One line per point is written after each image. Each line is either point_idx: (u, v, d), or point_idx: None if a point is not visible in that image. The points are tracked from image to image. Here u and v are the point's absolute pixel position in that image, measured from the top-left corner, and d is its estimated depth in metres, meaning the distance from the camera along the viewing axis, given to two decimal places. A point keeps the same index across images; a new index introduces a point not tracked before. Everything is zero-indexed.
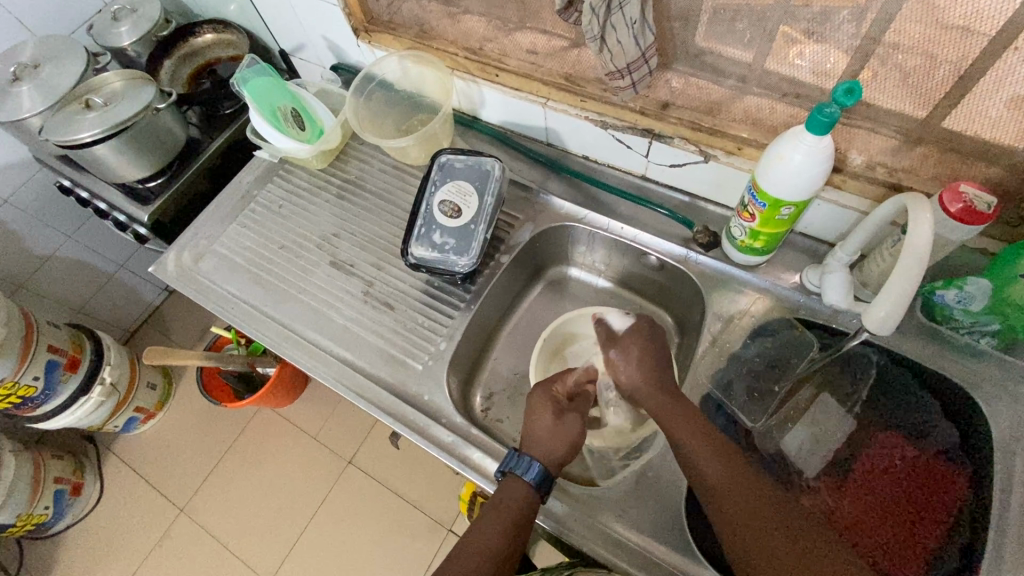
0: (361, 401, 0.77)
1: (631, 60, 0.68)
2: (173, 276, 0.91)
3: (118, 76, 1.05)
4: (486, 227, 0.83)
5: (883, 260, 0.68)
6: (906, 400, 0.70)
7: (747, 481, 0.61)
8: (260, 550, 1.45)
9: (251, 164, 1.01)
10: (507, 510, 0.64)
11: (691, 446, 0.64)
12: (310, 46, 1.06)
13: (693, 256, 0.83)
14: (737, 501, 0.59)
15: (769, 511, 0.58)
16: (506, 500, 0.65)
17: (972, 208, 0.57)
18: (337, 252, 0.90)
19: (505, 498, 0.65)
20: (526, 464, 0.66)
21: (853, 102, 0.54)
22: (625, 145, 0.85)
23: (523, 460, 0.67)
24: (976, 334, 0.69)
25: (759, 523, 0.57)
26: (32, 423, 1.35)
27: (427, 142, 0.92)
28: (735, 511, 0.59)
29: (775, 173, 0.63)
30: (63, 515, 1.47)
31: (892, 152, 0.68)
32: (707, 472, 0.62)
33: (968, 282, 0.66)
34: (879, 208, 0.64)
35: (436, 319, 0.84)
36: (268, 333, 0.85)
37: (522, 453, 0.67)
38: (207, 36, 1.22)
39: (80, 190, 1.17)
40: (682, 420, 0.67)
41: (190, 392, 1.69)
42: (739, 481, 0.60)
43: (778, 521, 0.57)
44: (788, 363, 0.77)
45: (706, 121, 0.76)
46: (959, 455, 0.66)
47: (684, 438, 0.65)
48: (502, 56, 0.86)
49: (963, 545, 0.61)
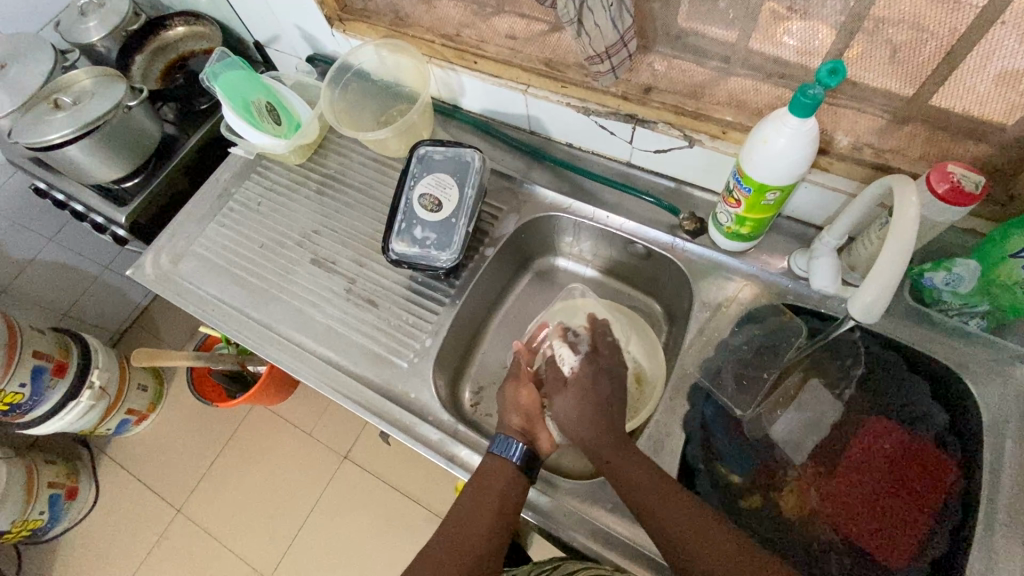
0: (346, 400, 0.77)
1: (609, 44, 0.66)
2: (152, 280, 0.89)
3: (88, 73, 1.01)
4: (468, 220, 0.81)
5: (871, 244, 0.66)
6: (897, 383, 0.69)
7: (679, 503, 0.61)
8: (259, 548, 1.45)
9: (228, 161, 0.99)
10: (490, 485, 0.65)
11: (626, 474, 0.63)
12: (284, 36, 1.03)
13: (680, 244, 0.82)
14: (677, 527, 0.59)
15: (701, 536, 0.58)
16: (488, 475, 0.66)
17: (960, 189, 0.56)
18: (318, 249, 0.88)
19: (486, 473, 0.66)
20: (505, 443, 0.67)
21: (836, 83, 0.52)
22: (608, 131, 0.83)
23: (500, 438, 0.68)
24: (965, 316, 0.68)
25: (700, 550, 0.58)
26: (22, 429, 1.34)
27: (406, 133, 0.90)
28: (675, 537, 0.59)
29: (759, 157, 0.61)
30: (59, 519, 1.47)
31: (879, 132, 0.66)
32: (642, 497, 0.62)
33: (957, 264, 0.64)
34: (865, 190, 0.62)
35: (420, 315, 0.82)
36: (251, 335, 0.83)
37: (501, 433, 0.68)
38: (179, 29, 1.19)
39: (56, 192, 1.15)
40: (608, 447, 0.66)
41: (182, 392, 1.67)
42: (670, 502, 0.61)
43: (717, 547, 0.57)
44: (776, 350, 0.75)
45: (690, 105, 0.74)
46: (949, 438, 0.66)
47: (611, 462, 0.65)
48: (481, 42, 0.83)
49: (953, 525, 0.62)
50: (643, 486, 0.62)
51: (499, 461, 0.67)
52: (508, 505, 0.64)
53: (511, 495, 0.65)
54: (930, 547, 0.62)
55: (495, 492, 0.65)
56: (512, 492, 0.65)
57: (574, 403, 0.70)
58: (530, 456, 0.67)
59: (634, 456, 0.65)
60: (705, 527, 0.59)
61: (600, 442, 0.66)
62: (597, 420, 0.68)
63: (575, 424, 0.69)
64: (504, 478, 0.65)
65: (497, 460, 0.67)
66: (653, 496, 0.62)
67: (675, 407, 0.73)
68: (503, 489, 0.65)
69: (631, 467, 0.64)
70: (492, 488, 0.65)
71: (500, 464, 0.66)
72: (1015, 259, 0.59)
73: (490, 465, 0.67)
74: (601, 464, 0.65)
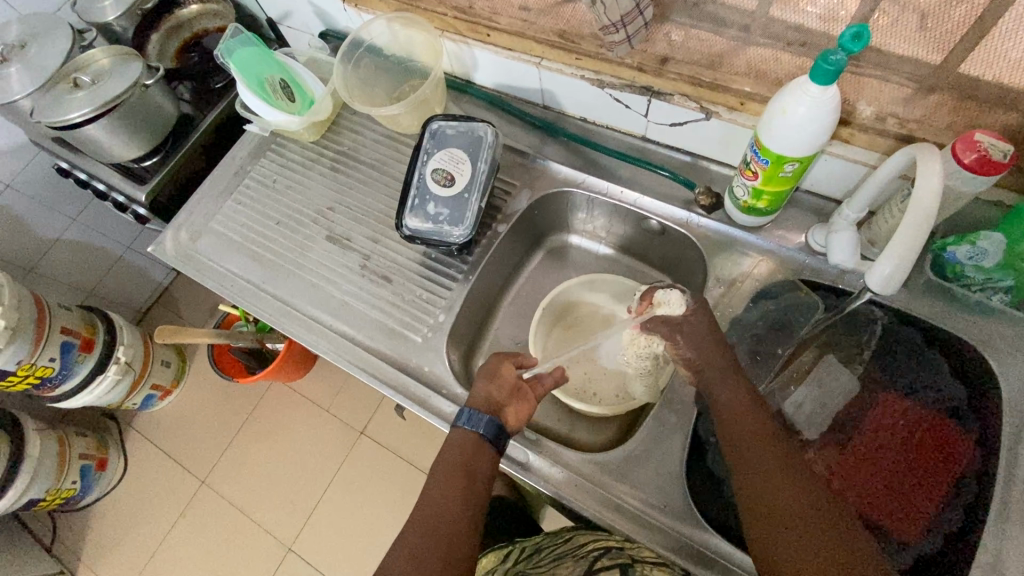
0: (362, 374, 0.78)
1: (625, 12, 0.65)
2: (172, 256, 0.91)
3: (105, 52, 1.03)
4: (481, 195, 0.81)
5: (892, 218, 0.65)
6: (913, 359, 0.68)
7: (767, 443, 0.59)
8: (280, 518, 1.50)
9: (244, 139, 0.99)
10: (455, 464, 0.64)
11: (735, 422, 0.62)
12: (297, 13, 1.02)
13: (695, 219, 0.81)
14: (753, 460, 0.58)
15: (773, 476, 0.56)
16: (449, 451, 0.66)
17: (987, 158, 0.54)
18: (333, 226, 0.89)
19: (449, 447, 0.66)
20: (468, 416, 0.66)
21: (860, 48, 0.51)
22: (623, 104, 0.81)
23: (466, 412, 0.67)
24: (988, 291, 0.67)
25: (766, 484, 0.56)
26: (52, 402, 1.39)
27: (419, 109, 0.89)
28: (753, 470, 0.58)
29: (777, 127, 0.60)
30: (91, 489, 1.53)
31: (904, 101, 0.64)
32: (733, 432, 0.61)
33: (982, 237, 0.63)
34: (887, 161, 0.60)
35: (434, 291, 0.83)
36: (268, 309, 0.85)
37: (465, 407, 0.68)
38: (192, 7, 1.19)
39: (78, 171, 1.17)
40: (725, 385, 0.64)
41: (204, 369, 1.72)
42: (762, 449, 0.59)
43: (781, 483, 0.56)
44: (792, 326, 0.74)
45: (707, 75, 0.72)
46: (966, 414, 0.65)
47: (722, 398, 0.64)
48: (494, 14, 0.81)
49: (967, 503, 0.60)
50: (742, 426, 0.61)
51: (463, 435, 0.66)
52: (475, 473, 0.64)
53: (476, 465, 0.64)
54: (941, 522, 0.61)
55: (458, 464, 0.64)
56: (480, 465, 0.64)
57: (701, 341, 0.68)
58: (499, 430, 0.66)
59: (747, 397, 0.63)
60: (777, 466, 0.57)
61: (718, 376, 0.65)
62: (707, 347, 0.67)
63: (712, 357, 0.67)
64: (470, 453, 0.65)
65: (461, 434, 0.66)
66: (745, 434, 0.60)
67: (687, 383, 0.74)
68: (469, 461, 0.64)
69: (741, 406, 0.62)
70: (455, 461, 0.65)
71: (463, 438, 0.66)
72: None
73: (453, 440, 0.67)
74: (715, 399, 0.65)
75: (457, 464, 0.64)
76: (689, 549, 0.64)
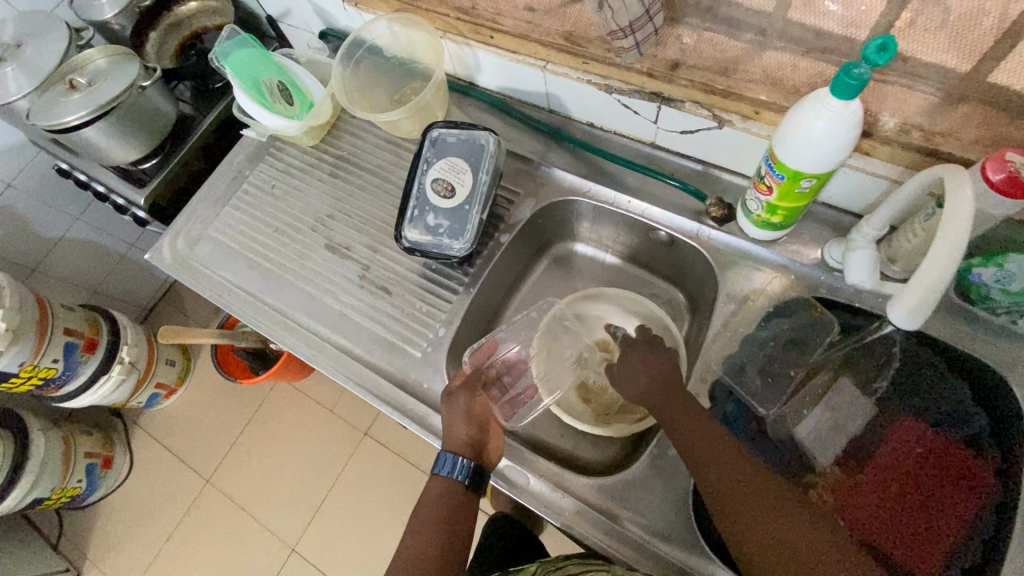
0: (360, 390, 0.76)
1: (634, 17, 0.62)
2: (169, 264, 0.89)
3: (102, 52, 1.01)
4: (482, 207, 0.78)
5: (913, 237, 0.61)
6: (935, 382, 0.65)
7: (753, 484, 0.56)
8: (284, 518, 1.50)
9: (242, 142, 0.97)
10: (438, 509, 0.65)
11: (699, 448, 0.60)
12: (296, 11, 0.99)
13: (705, 231, 0.78)
14: (740, 503, 0.55)
15: (773, 523, 0.53)
16: (428, 498, 0.66)
17: (1017, 179, 0.50)
18: (332, 234, 0.87)
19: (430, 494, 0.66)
20: (445, 461, 0.65)
21: (886, 61, 0.47)
22: (631, 111, 0.78)
23: (443, 457, 0.66)
24: (1014, 314, 0.64)
25: (768, 532, 0.53)
26: (57, 402, 1.39)
27: (420, 114, 0.87)
28: (745, 519, 0.54)
29: (794, 142, 0.57)
30: (97, 487, 1.54)
31: (931, 112, 0.61)
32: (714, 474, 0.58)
33: (1010, 259, 0.59)
34: (912, 179, 0.57)
35: (434, 303, 0.81)
36: (266, 320, 0.83)
37: (441, 451, 0.66)
38: (190, 4, 1.16)
39: (78, 173, 1.15)
40: (692, 422, 0.62)
41: (208, 367, 1.71)
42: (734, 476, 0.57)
43: (785, 529, 0.52)
44: (805, 346, 0.72)
45: (720, 82, 0.68)
46: (989, 443, 0.61)
47: (690, 439, 0.61)
48: (497, 15, 0.78)
49: (989, 536, 0.58)
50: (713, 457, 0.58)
51: (442, 482, 0.66)
52: (458, 518, 0.64)
53: (459, 509, 0.65)
54: (961, 557, 0.58)
55: (439, 510, 0.64)
56: (463, 510, 0.65)
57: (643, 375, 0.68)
58: (478, 470, 0.66)
59: (717, 432, 0.60)
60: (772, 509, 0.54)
61: (681, 413, 0.63)
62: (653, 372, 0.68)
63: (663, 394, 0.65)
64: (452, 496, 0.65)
65: (439, 480, 0.66)
66: (728, 476, 0.57)
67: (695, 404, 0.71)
68: (451, 508, 0.64)
69: (712, 443, 0.59)
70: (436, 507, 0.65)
71: (444, 484, 0.65)
72: None
73: (433, 487, 0.66)
74: (681, 440, 0.62)
75: (439, 511, 0.64)
76: None
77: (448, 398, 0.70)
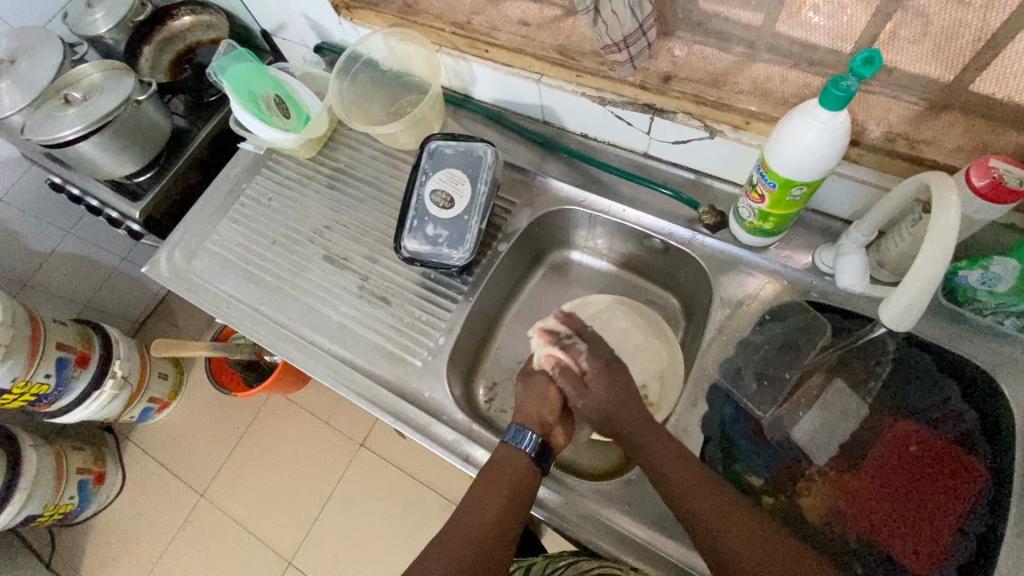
0: (361, 401, 0.77)
1: (628, 33, 0.64)
2: (166, 277, 0.90)
3: (97, 66, 1.00)
4: (481, 217, 0.79)
5: (902, 241, 0.63)
6: (924, 381, 0.67)
7: (736, 516, 0.58)
8: (279, 532, 1.49)
9: (238, 156, 0.97)
10: (500, 477, 0.64)
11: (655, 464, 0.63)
12: (292, 25, 1.00)
13: (699, 238, 0.79)
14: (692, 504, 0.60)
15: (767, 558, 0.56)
16: (499, 466, 0.65)
17: (1001, 184, 0.52)
18: (330, 245, 0.88)
19: (498, 463, 0.66)
20: (518, 434, 0.66)
21: (872, 73, 0.49)
22: (625, 122, 0.80)
23: (514, 430, 0.67)
24: (1000, 316, 0.65)
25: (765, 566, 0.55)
26: (49, 418, 1.38)
27: (417, 126, 0.88)
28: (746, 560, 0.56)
29: (785, 152, 0.58)
30: (89, 503, 1.52)
31: (915, 121, 0.63)
32: (708, 515, 0.59)
33: (994, 262, 0.61)
34: (899, 186, 0.59)
35: (434, 313, 0.82)
36: (265, 332, 0.83)
37: (514, 424, 0.68)
38: (185, 19, 1.16)
39: (71, 187, 1.15)
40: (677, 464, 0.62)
41: (201, 380, 1.70)
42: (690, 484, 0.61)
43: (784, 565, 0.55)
44: (798, 349, 0.73)
45: (712, 94, 0.70)
46: (979, 441, 0.64)
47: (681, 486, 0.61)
48: (492, 29, 0.80)
49: (979, 532, 0.60)
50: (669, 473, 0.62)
51: (511, 453, 0.66)
52: (522, 493, 0.63)
53: (522, 485, 0.64)
54: (953, 551, 0.60)
55: (506, 481, 0.64)
56: (527, 482, 0.64)
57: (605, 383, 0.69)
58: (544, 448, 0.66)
59: (684, 455, 0.63)
60: (779, 551, 0.56)
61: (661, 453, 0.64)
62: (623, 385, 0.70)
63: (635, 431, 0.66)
64: (517, 469, 0.65)
65: (508, 451, 0.66)
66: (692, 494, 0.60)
67: (693, 409, 0.72)
68: (516, 480, 0.64)
69: (691, 478, 0.61)
70: (502, 478, 0.64)
71: (514, 456, 0.66)
72: None
73: (501, 456, 0.66)
74: (657, 475, 0.63)
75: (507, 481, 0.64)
76: None
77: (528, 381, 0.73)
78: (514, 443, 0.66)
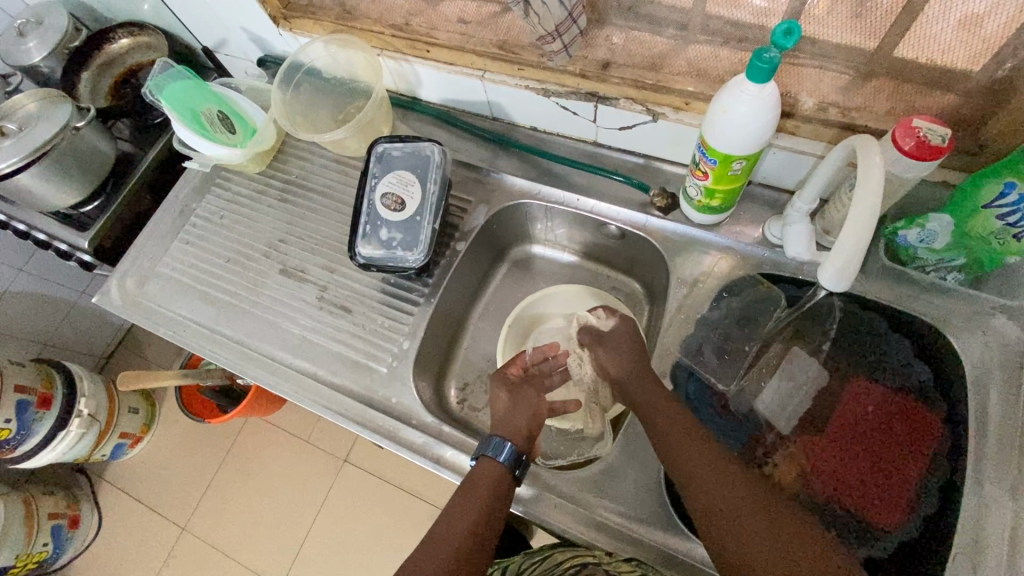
0: (328, 413, 0.75)
1: (560, 21, 0.65)
2: (119, 304, 0.87)
3: (32, 95, 0.96)
4: (434, 216, 0.79)
5: (843, 207, 0.65)
6: (877, 342, 0.69)
7: (719, 460, 0.58)
8: (265, 557, 1.45)
9: (187, 176, 0.95)
10: (476, 491, 0.63)
11: (656, 416, 0.64)
12: (232, 40, 0.99)
13: (653, 221, 0.80)
14: (675, 444, 0.60)
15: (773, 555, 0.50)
16: (474, 483, 0.64)
17: (926, 143, 0.54)
18: (286, 259, 0.86)
19: (476, 478, 0.64)
20: (498, 445, 0.65)
21: (793, 44, 0.50)
22: (571, 112, 0.80)
23: (494, 441, 0.66)
24: (942, 271, 0.67)
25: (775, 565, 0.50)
26: (13, 464, 1.31)
27: (364, 131, 0.87)
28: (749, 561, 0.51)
29: (720, 128, 0.60)
30: (65, 549, 1.47)
31: (845, 89, 0.65)
32: (685, 462, 0.59)
33: (931, 219, 0.64)
34: (832, 152, 0.60)
35: (396, 317, 0.81)
36: (225, 352, 0.82)
37: (495, 434, 0.67)
38: (123, 41, 1.12)
39: (14, 223, 1.11)
40: (684, 435, 0.61)
41: (175, 410, 1.65)
42: (681, 425, 0.62)
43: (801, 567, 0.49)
44: (756, 322, 0.75)
45: (651, 78, 0.71)
46: (934, 396, 0.66)
47: (691, 465, 0.58)
48: (432, 30, 0.80)
49: (942, 484, 0.62)
50: (661, 414, 0.64)
51: (492, 465, 0.65)
52: (497, 512, 0.62)
53: (496, 502, 0.63)
54: (918, 504, 0.62)
55: (481, 499, 0.62)
56: (503, 495, 0.64)
57: (621, 353, 0.72)
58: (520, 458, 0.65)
59: (675, 407, 0.64)
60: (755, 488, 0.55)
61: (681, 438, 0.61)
62: (638, 365, 0.70)
63: (662, 415, 0.64)
64: (493, 482, 0.64)
65: (490, 464, 0.65)
66: (678, 434, 0.61)
67: None
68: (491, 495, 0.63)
69: (677, 422, 0.62)
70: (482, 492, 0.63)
71: (491, 471, 0.65)
72: (989, 210, 0.59)
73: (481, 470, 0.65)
74: (651, 421, 0.64)
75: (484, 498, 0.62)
76: (673, 560, 0.64)
77: (504, 399, 0.72)
78: (493, 455, 0.65)
